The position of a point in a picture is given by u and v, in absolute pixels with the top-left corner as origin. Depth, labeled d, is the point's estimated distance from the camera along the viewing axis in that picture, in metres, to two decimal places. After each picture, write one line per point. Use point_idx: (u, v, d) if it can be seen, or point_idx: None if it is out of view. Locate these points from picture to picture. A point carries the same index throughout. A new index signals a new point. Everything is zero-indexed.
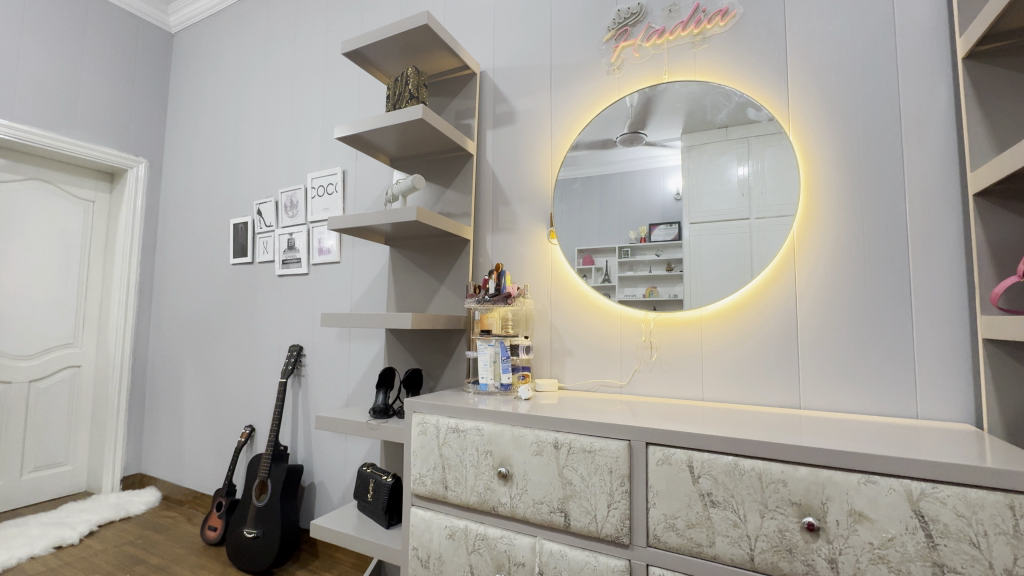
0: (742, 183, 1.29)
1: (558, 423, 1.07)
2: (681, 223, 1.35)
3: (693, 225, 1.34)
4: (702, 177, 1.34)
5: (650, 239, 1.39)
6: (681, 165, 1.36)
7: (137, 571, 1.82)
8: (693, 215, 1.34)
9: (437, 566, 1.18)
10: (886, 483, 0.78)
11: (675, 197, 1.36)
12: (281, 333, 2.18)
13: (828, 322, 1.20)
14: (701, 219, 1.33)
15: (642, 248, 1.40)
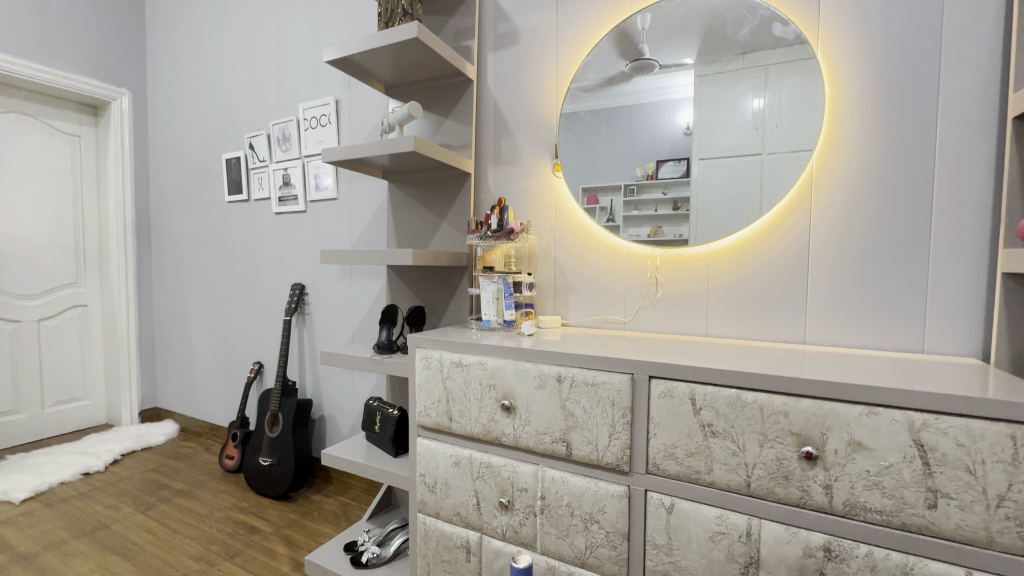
0: (757, 115, 1.21)
1: (561, 358, 1.07)
2: (691, 158, 1.28)
3: (703, 160, 1.27)
4: (716, 106, 1.25)
5: (657, 176, 1.33)
6: (694, 96, 1.27)
7: (162, 496, 1.93)
8: (703, 150, 1.27)
9: (443, 491, 1.24)
10: (888, 414, 0.79)
11: (686, 130, 1.28)
12: (282, 272, 2.17)
13: (841, 256, 1.16)
14: (711, 153, 1.26)
15: (649, 185, 1.34)
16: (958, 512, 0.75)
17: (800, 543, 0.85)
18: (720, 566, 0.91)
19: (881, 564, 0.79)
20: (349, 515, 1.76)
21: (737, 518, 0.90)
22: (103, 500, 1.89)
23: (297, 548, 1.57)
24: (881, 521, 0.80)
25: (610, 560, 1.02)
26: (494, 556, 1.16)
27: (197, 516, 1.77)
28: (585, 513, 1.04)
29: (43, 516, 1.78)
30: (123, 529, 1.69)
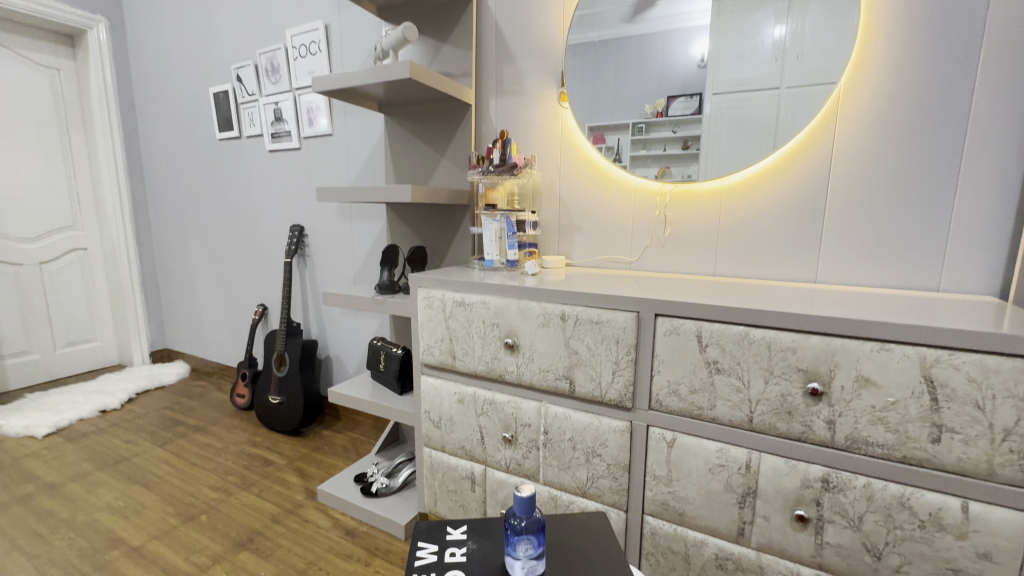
0: (777, 45, 1.12)
1: (566, 296, 1.04)
2: (703, 94, 1.21)
3: (716, 95, 1.20)
4: (733, 36, 1.16)
5: (667, 113, 1.26)
6: (710, 25, 1.18)
7: (178, 431, 2.00)
8: (717, 84, 1.20)
9: (447, 427, 1.27)
10: (900, 350, 0.77)
11: (699, 63, 1.20)
12: (280, 213, 2.12)
13: (861, 190, 1.10)
14: (725, 88, 1.19)
15: (658, 123, 1.28)
16: (961, 446, 0.75)
17: (798, 475, 0.86)
18: (717, 496, 0.94)
19: (878, 495, 0.81)
20: (359, 449, 1.83)
21: (738, 452, 0.91)
22: (122, 435, 1.97)
23: (310, 479, 1.64)
24: (882, 455, 0.80)
25: (611, 490, 1.05)
26: (497, 486, 1.20)
27: (212, 450, 1.84)
28: (587, 447, 1.06)
29: (65, 450, 1.85)
30: (142, 461, 1.76)
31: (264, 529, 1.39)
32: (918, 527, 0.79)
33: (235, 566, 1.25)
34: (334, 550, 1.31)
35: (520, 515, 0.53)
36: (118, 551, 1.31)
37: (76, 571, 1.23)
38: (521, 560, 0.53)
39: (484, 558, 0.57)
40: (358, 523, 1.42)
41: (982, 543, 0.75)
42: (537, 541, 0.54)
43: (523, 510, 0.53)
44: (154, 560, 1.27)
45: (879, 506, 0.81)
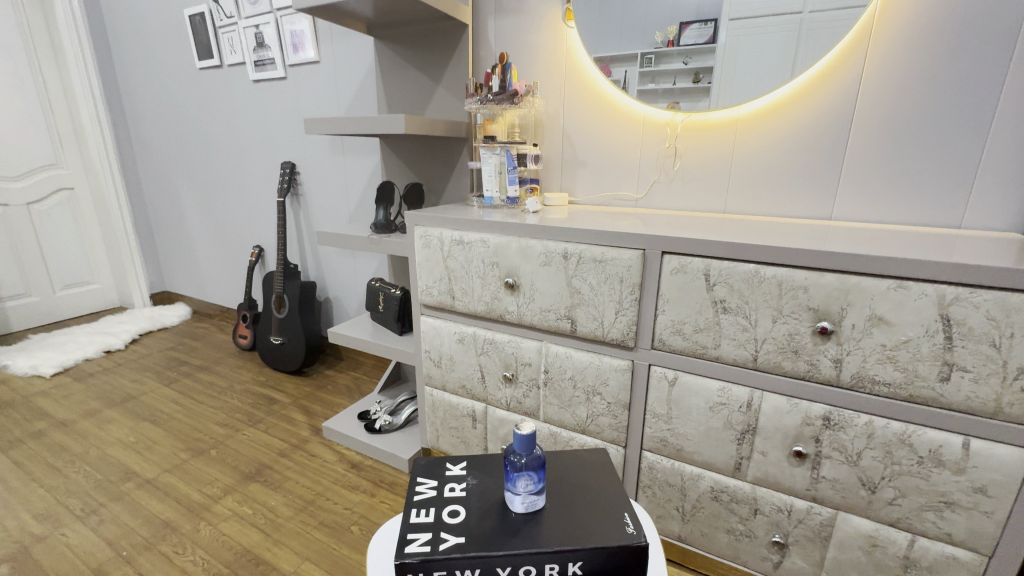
0: None
1: (569, 233, 1.00)
2: (719, 20, 1.11)
3: (733, 23, 1.11)
4: None
5: (679, 43, 1.17)
6: None
7: (184, 371, 2.03)
8: (734, 9, 1.10)
9: (448, 366, 1.26)
10: (919, 288, 0.73)
11: None
12: (270, 149, 2.02)
13: (888, 119, 1.02)
14: (744, 13, 1.09)
15: (668, 54, 1.19)
16: (970, 384, 0.73)
17: (800, 413, 0.86)
18: (716, 433, 0.94)
19: (879, 432, 0.81)
20: (362, 388, 1.86)
21: (740, 390, 0.91)
22: (128, 375, 2.00)
23: (315, 416, 1.67)
24: (887, 393, 0.79)
25: (610, 427, 1.06)
26: (498, 424, 1.22)
27: (218, 389, 1.87)
28: (587, 386, 1.06)
29: (74, 389, 1.88)
30: (150, 399, 1.80)
31: (272, 463, 1.43)
32: (916, 463, 0.79)
33: (246, 496, 1.30)
34: (340, 482, 1.35)
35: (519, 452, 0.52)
36: (132, 483, 1.35)
37: (93, 501, 1.28)
38: (521, 495, 0.53)
39: (484, 493, 0.57)
40: (363, 457, 1.46)
41: (980, 478, 0.75)
42: (537, 477, 0.54)
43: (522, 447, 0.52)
44: (167, 491, 1.32)
45: (880, 443, 0.81)
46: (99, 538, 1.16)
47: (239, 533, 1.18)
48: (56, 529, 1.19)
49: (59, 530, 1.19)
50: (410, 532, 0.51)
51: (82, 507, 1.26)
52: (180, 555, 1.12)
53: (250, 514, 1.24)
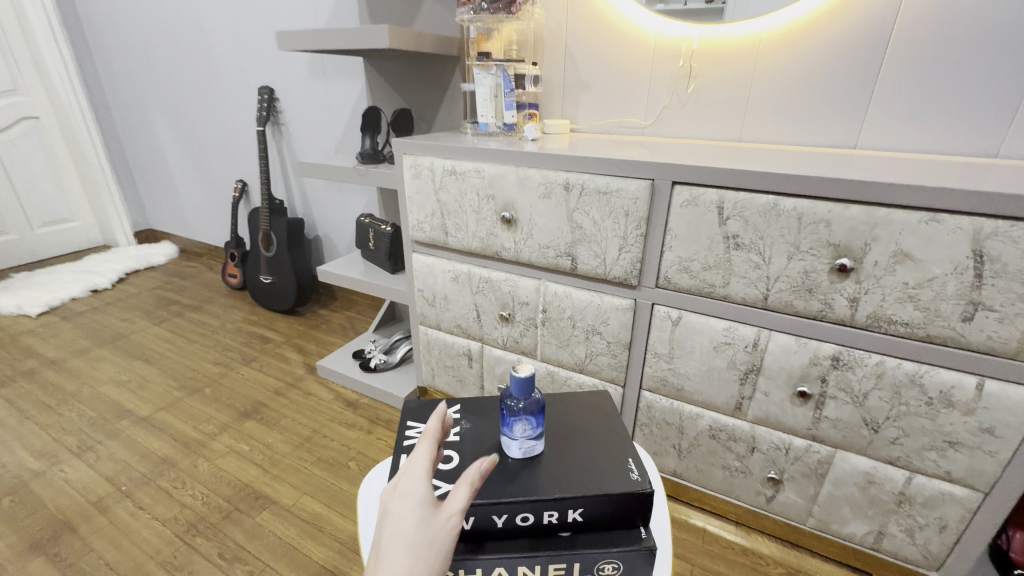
0: None
1: (570, 162, 0.92)
2: None
3: None
4: None
5: None
6: None
7: (174, 310, 1.99)
8: None
9: (442, 305, 1.22)
10: (953, 222, 0.67)
11: None
12: (245, 72, 1.86)
13: (932, 30, 0.91)
14: None
15: None
16: (994, 325, 0.69)
17: (808, 353, 0.83)
18: (719, 373, 0.92)
19: (889, 373, 0.78)
20: (356, 327, 1.83)
21: (746, 330, 0.87)
22: (117, 314, 1.96)
23: (309, 355, 1.65)
24: (903, 333, 0.75)
25: (609, 367, 1.03)
26: (494, 363, 1.19)
27: (210, 328, 1.84)
28: (587, 326, 1.02)
29: (62, 328, 1.85)
30: (141, 338, 1.77)
31: (267, 401, 1.43)
32: (924, 403, 0.77)
33: (243, 434, 1.30)
34: (337, 419, 1.35)
35: (517, 396, 0.49)
36: (128, 421, 1.35)
37: (88, 438, 1.28)
38: (519, 441, 0.50)
39: (479, 437, 0.54)
40: (359, 395, 1.46)
41: (989, 419, 0.73)
42: (537, 421, 0.50)
43: (521, 390, 0.48)
44: (164, 429, 1.32)
45: (888, 383, 0.78)
46: (98, 474, 1.17)
47: (238, 469, 1.19)
48: (54, 465, 1.19)
49: (57, 466, 1.19)
50: None
51: (78, 444, 1.26)
52: (180, 489, 1.13)
53: (247, 450, 1.24)
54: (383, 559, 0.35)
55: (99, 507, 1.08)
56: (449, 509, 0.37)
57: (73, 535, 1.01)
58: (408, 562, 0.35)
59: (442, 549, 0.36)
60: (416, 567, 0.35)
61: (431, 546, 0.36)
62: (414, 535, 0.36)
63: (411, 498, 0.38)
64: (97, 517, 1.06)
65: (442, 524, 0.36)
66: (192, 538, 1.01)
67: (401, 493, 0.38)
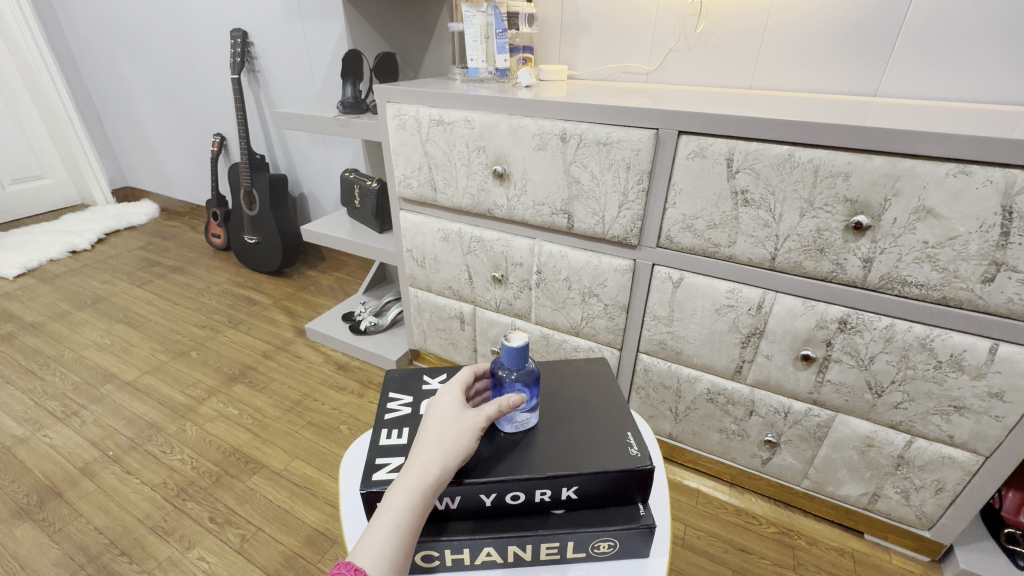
0: None
1: (567, 109, 0.84)
2: None
3: None
4: None
5: None
6: None
7: (157, 272, 1.92)
8: None
9: (432, 266, 1.17)
10: (983, 174, 0.62)
11: None
12: (216, 14, 1.71)
13: None
14: None
15: None
16: (1016, 286, 0.65)
17: (814, 316, 0.79)
18: (720, 337, 0.88)
19: (899, 336, 0.74)
20: (346, 289, 1.78)
21: (751, 292, 0.83)
22: (98, 276, 1.89)
23: (298, 317, 1.61)
24: (917, 296, 0.71)
25: (606, 330, 0.99)
26: (487, 327, 1.16)
27: (195, 290, 1.78)
28: (583, 287, 0.98)
29: (41, 291, 1.79)
30: (123, 301, 1.72)
31: (256, 364, 1.40)
32: (932, 367, 0.74)
33: (231, 398, 1.27)
34: (327, 383, 1.32)
35: (509, 366, 0.45)
36: (112, 385, 1.31)
37: (72, 403, 1.25)
38: (511, 414, 0.46)
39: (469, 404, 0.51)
40: (350, 358, 1.43)
41: (1000, 383, 0.70)
42: (531, 393, 0.47)
43: (515, 359, 0.44)
44: (150, 393, 1.29)
45: (897, 347, 0.75)
46: (84, 439, 1.15)
47: (226, 433, 1.16)
48: (38, 431, 1.17)
49: (41, 432, 1.16)
50: (380, 457, 0.47)
51: (62, 409, 1.23)
52: (168, 454, 1.11)
53: (236, 414, 1.22)
54: (422, 430, 0.43)
55: (86, 472, 1.06)
56: (479, 407, 0.44)
57: (61, 501, 1.00)
58: (440, 432, 0.42)
59: (468, 431, 0.42)
60: (447, 436, 0.42)
61: (460, 425, 0.42)
62: (448, 418, 0.43)
63: (449, 396, 0.45)
64: (85, 482, 1.04)
65: (471, 413, 0.43)
66: (182, 502, 1.00)
67: (442, 392, 0.46)
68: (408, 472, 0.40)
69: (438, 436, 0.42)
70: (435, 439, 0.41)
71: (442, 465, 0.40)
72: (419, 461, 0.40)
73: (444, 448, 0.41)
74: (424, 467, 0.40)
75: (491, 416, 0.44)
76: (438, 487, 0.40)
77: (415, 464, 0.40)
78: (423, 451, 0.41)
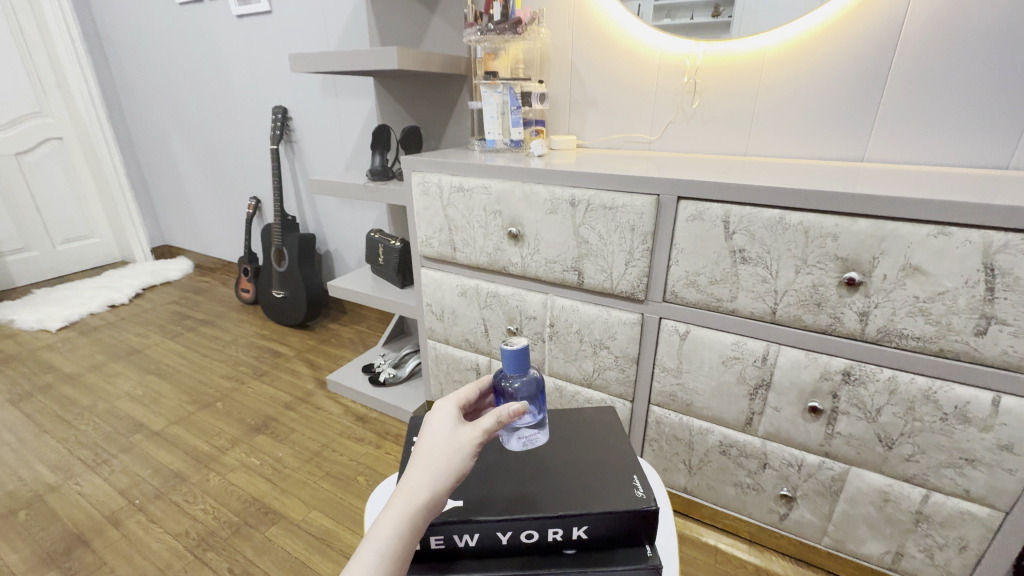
0: None
1: (576, 177, 0.93)
2: None
3: None
4: None
5: None
6: None
7: (188, 325, 2.02)
8: None
9: (450, 319, 1.23)
10: (962, 235, 0.67)
11: None
12: (261, 93, 1.91)
13: (938, 32, 0.90)
14: None
15: None
16: (1009, 339, 0.68)
17: (818, 368, 0.82)
18: (729, 389, 0.91)
19: (902, 388, 0.76)
20: (366, 341, 1.84)
21: (754, 345, 0.86)
22: (133, 329, 2.00)
23: (319, 369, 1.67)
24: (915, 348, 0.74)
25: (617, 382, 1.03)
26: None
27: (223, 342, 1.87)
28: (594, 340, 1.02)
29: (79, 343, 1.89)
30: (156, 353, 1.80)
31: (278, 415, 1.44)
32: (939, 419, 0.75)
33: (254, 448, 1.31)
34: (346, 434, 1.36)
35: (513, 373, 0.50)
36: (141, 435, 1.37)
37: (103, 452, 1.30)
38: (519, 429, 0.52)
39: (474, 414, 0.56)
40: (369, 410, 1.46)
41: (1008, 435, 0.71)
42: (536, 406, 0.53)
43: (516, 365, 0.49)
44: (176, 443, 1.34)
45: (902, 399, 0.77)
46: (112, 488, 1.18)
47: (247, 483, 1.19)
48: (69, 479, 1.21)
49: (72, 480, 1.21)
50: None
51: (93, 458, 1.28)
52: (191, 504, 1.14)
53: (258, 465, 1.25)
54: (417, 449, 0.44)
55: (112, 521, 1.09)
56: (472, 425, 0.45)
57: (86, 549, 1.03)
58: (431, 454, 0.43)
59: (458, 452, 0.43)
60: (438, 458, 0.43)
61: (452, 445, 0.44)
62: (441, 437, 0.45)
63: (444, 416, 0.47)
64: (110, 532, 1.07)
65: (462, 434, 0.44)
66: (203, 552, 1.02)
67: (439, 411, 0.48)
68: (398, 493, 0.41)
69: (429, 458, 0.43)
70: (426, 460, 0.43)
71: (431, 486, 0.42)
72: (410, 483, 0.42)
73: (435, 468, 0.42)
74: (414, 489, 0.41)
75: (483, 433, 0.45)
76: (428, 507, 0.41)
77: (406, 486, 0.42)
78: (413, 473, 0.42)
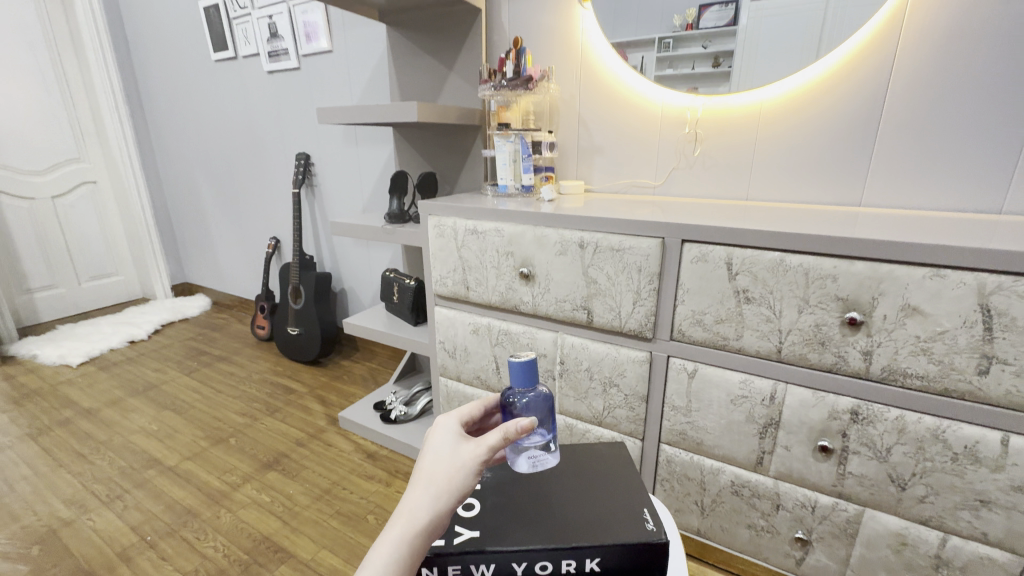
0: None
1: (585, 221, 0.97)
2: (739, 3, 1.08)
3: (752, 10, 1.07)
4: None
5: (699, 25, 1.13)
6: None
7: (204, 361, 2.07)
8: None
9: (462, 356, 1.26)
10: (956, 277, 0.70)
11: None
12: (286, 141, 2.03)
13: (921, 87, 0.97)
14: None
15: (688, 37, 1.16)
16: (1012, 378, 0.69)
17: (826, 407, 0.83)
18: (738, 427, 0.92)
19: (910, 428, 0.77)
20: (377, 378, 1.87)
21: (762, 383, 0.88)
22: (151, 365, 2.04)
23: (331, 406, 1.69)
24: (920, 387, 0.76)
25: (627, 419, 1.04)
26: None
27: (237, 378, 1.90)
28: (604, 377, 1.04)
29: (98, 378, 1.93)
30: (172, 389, 1.83)
31: (289, 452, 1.45)
32: (950, 459, 0.75)
33: (265, 485, 1.32)
34: (357, 471, 1.36)
35: (522, 387, 0.52)
36: (155, 470, 1.38)
37: (117, 487, 1.32)
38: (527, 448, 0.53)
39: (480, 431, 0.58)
40: (379, 447, 1.47)
41: (1020, 476, 0.71)
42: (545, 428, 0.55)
43: (525, 376, 0.52)
44: (189, 478, 1.35)
45: (911, 438, 0.77)
46: (124, 524, 1.19)
47: (258, 521, 1.19)
48: (83, 514, 1.22)
49: (86, 515, 1.22)
50: None
51: (107, 492, 1.30)
52: (201, 541, 1.14)
53: (269, 502, 1.26)
54: (417, 471, 0.46)
55: (123, 558, 1.10)
56: (472, 445, 0.47)
57: None
58: (431, 474, 0.45)
59: (458, 473, 0.45)
60: (438, 479, 0.45)
61: (452, 465, 0.45)
62: (441, 458, 0.46)
63: (445, 436, 0.49)
64: (121, 569, 1.07)
65: (462, 454, 0.46)
66: None
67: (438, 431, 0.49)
68: (398, 515, 0.43)
69: (429, 479, 0.44)
70: (426, 481, 0.44)
71: (431, 508, 0.43)
72: (410, 505, 0.43)
73: (435, 490, 0.44)
74: (414, 511, 0.43)
75: (484, 451, 0.47)
76: (428, 528, 0.43)
77: (405, 508, 0.43)
78: (413, 496, 0.43)
